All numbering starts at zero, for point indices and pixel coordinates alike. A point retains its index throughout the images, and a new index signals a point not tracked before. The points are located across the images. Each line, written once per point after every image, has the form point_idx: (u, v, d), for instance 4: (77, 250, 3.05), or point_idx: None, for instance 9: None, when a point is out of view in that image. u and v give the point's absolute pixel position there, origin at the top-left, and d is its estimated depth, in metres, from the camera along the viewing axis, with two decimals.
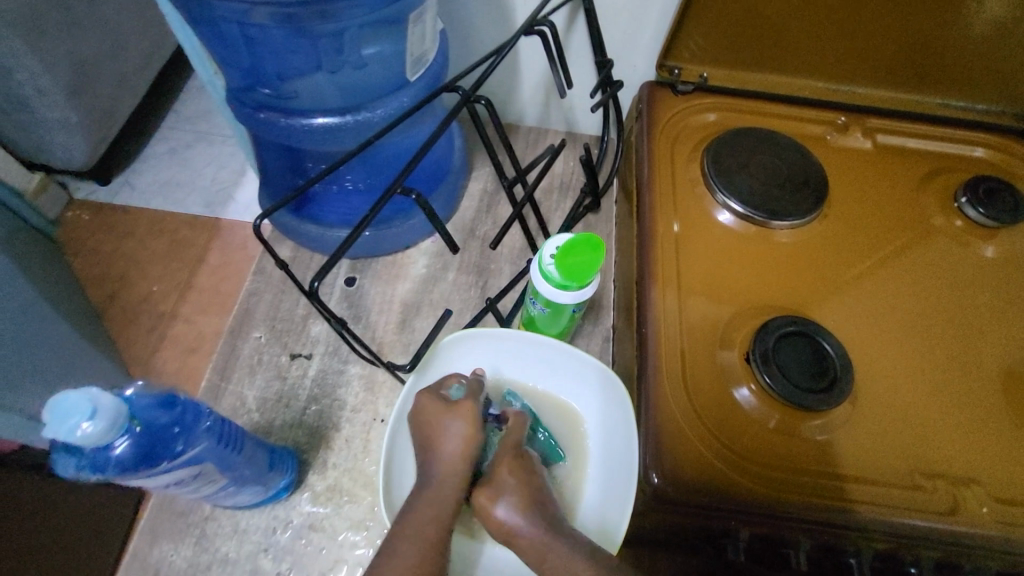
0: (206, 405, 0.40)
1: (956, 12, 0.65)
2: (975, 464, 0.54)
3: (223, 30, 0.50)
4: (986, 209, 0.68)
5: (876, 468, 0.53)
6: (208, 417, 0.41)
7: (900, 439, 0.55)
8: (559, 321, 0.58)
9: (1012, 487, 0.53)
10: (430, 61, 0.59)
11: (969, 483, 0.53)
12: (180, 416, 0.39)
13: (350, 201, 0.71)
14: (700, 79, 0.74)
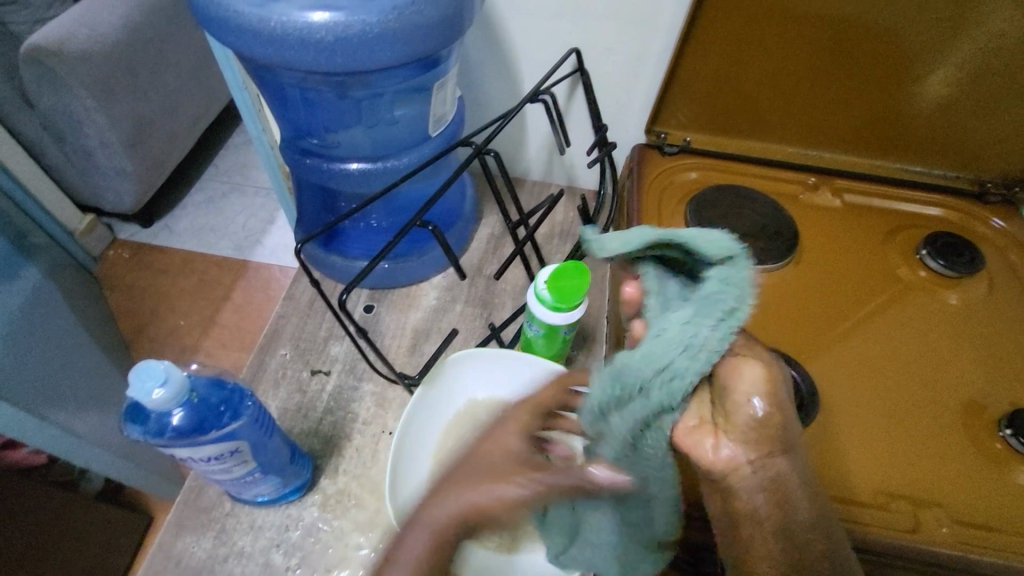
0: (249, 390, 0.48)
1: (902, 93, 0.76)
2: (939, 488, 0.58)
3: (284, 91, 0.62)
4: (946, 260, 0.74)
5: (847, 487, 0.58)
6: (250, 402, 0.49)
7: (870, 462, 0.60)
8: (553, 346, 0.64)
9: (974, 511, 0.57)
10: (450, 119, 0.70)
11: (933, 506, 0.57)
12: (226, 395, 0.47)
13: (373, 236, 0.81)
14: (683, 142, 0.85)
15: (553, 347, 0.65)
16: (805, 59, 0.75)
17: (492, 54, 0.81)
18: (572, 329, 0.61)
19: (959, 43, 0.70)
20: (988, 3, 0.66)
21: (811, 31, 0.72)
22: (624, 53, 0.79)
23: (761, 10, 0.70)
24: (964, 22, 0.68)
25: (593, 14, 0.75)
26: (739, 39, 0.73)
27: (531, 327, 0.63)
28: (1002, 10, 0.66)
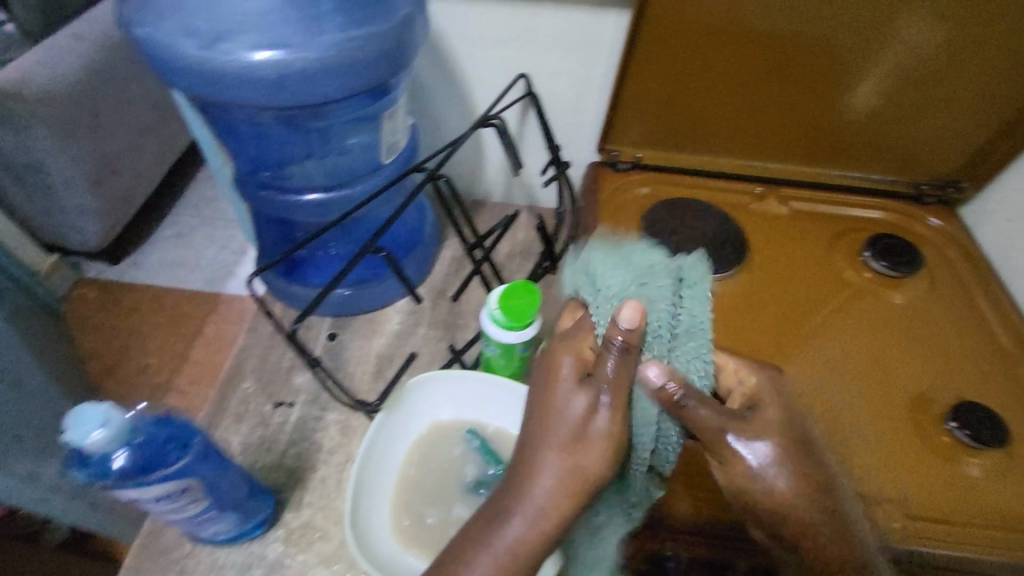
0: (197, 425, 0.48)
1: (835, 102, 0.80)
2: (894, 483, 0.59)
3: (234, 126, 0.63)
4: (887, 261, 0.78)
5: None
6: (198, 438, 0.48)
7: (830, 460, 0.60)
8: (513, 364, 0.65)
9: (928, 504, 0.58)
10: (404, 148, 0.71)
11: (888, 501, 0.58)
12: (174, 433, 0.46)
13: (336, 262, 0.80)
14: (635, 158, 0.88)
15: (512, 366, 0.66)
16: (742, 76, 0.78)
17: (446, 82, 0.84)
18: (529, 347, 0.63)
19: (880, 55, 0.74)
20: (900, 19, 0.71)
21: (744, 50, 0.75)
22: (571, 77, 0.82)
23: (696, 32, 0.74)
24: (882, 37, 0.72)
25: (538, 41, 0.78)
26: (677, 58, 0.77)
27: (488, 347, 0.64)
28: (914, 24, 0.71)
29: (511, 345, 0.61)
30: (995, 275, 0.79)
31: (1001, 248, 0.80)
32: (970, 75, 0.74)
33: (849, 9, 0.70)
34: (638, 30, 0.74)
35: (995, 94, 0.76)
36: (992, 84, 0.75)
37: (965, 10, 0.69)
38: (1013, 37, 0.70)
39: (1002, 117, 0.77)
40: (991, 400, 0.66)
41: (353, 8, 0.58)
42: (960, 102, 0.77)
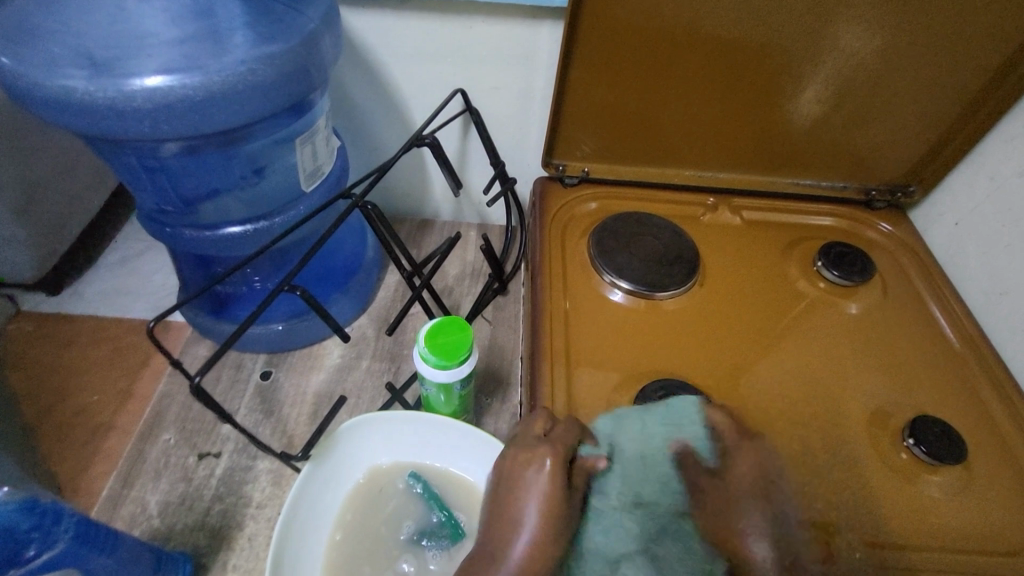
0: (66, 507, 0.45)
1: (779, 111, 0.78)
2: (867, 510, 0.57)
3: (127, 164, 0.56)
4: (839, 270, 0.76)
5: None
6: (71, 519, 0.46)
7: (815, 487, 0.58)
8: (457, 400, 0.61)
9: (905, 528, 0.56)
10: (328, 171, 0.66)
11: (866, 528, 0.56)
12: (38, 519, 0.43)
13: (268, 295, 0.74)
14: (582, 173, 0.85)
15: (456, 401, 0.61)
16: (684, 87, 0.76)
17: (380, 97, 0.79)
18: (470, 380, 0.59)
19: (821, 62, 0.73)
20: (837, 25, 0.69)
21: (683, 60, 0.73)
22: (511, 90, 0.79)
23: (633, 44, 0.71)
24: (822, 44, 0.71)
25: (473, 55, 0.75)
26: (617, 69, 0.74)
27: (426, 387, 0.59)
28: (851, 30, 0.70)
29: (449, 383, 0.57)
30: (946, 280, 0.78)
31: (950, 252, 0.80)
32: (910, 80, 0.74)
33: (786, 17, 0.69)
34: (574, 42, 0.71)
35: (937, 98, 0.75)
36: (933, 89, 0.74)
37: (901, 15, 0.68)
38: (949, 42, 0.69)
39: (943, 122, 0.77)
40: (947, 413, 0.65)
41: (254, 27, 0.53)
42: (902, 107, 0.77)
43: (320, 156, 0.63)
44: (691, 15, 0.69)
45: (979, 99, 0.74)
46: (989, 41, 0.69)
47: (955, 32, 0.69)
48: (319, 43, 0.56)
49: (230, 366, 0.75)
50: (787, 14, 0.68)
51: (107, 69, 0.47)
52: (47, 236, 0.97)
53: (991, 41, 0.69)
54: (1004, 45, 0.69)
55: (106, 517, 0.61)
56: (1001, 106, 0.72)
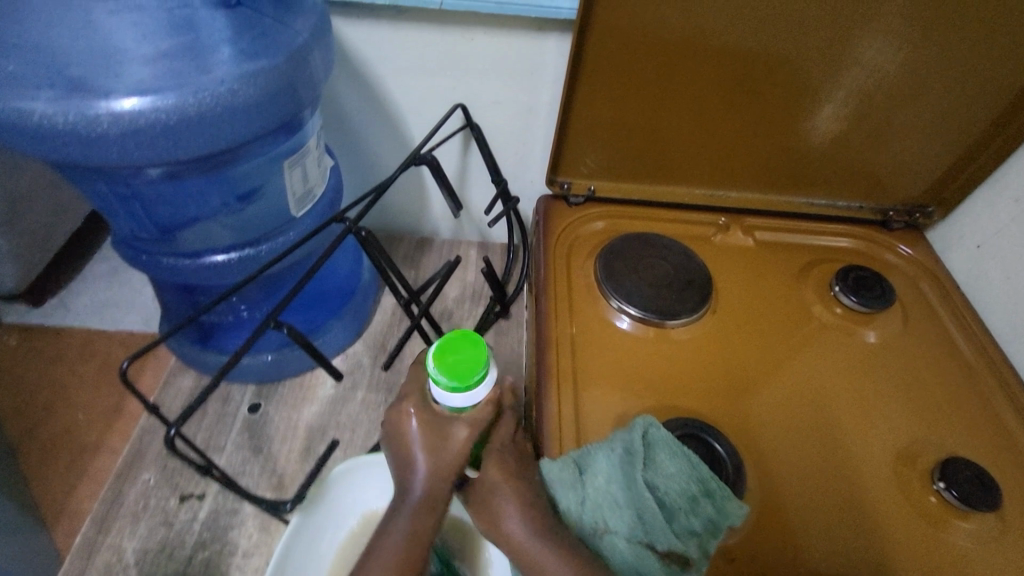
0: None
1: (794, 129, 0.74)
2: (896, 561, 0.54)
3: (100, 189, 0.52)
4: (858, 296, 0.72)
5: (833, 566, 0.53)
6: None
7: (842, 534, 0.55)
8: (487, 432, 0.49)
9: None
10: (320, 193, 0.62)
11: None
12: None
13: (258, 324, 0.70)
14: (588, 191, 0.81)
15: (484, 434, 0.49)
16: (696, 103, 0.72)
17: (377, 112, 0.75)
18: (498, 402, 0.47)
19: (839, 78, 0.69)
20: (859, 39, 0.66)
21: (695, 75, 0.70)
22: (514, 106, 0.75)
23: (643, 58, 0.68)
24: (841, 60, 0.68)
25: (474, 69, 0.71)
26: (625, 85, 0.70)
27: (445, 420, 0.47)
28: (873, 46, 0.66)
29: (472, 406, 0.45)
30: (967, 306, 0.75)
31: (972, 276, 0.76)
32: (933, 97, 0.70)
33: (803, 31, 0.65)
34: (581, 56, 0.67)
35: (961, 116, 0.71)
36: (956, 106, 0.71)
37: (926, 30, 0.64)
38: (975, 58, 0.66)
39: (965, 141, 0.74)
40: (974, 451, 0.62)
41: (238, 42, 0.49)
42: (923, 126, 0.73)
43: (311, 178, 0.59)
44: (704, 28, 0.65)
45: (1004, 117, 0.70)
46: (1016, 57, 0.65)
47: (981, 47, 0.65)
48: (308, 58, 0.52)
49: (216, 399, 0.70)
50: (805, 28, 0.65)
51: (74, 90, 0.43)
52: (35, 248, 0.90)
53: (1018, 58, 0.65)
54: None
55: (79, 568, 0.57)
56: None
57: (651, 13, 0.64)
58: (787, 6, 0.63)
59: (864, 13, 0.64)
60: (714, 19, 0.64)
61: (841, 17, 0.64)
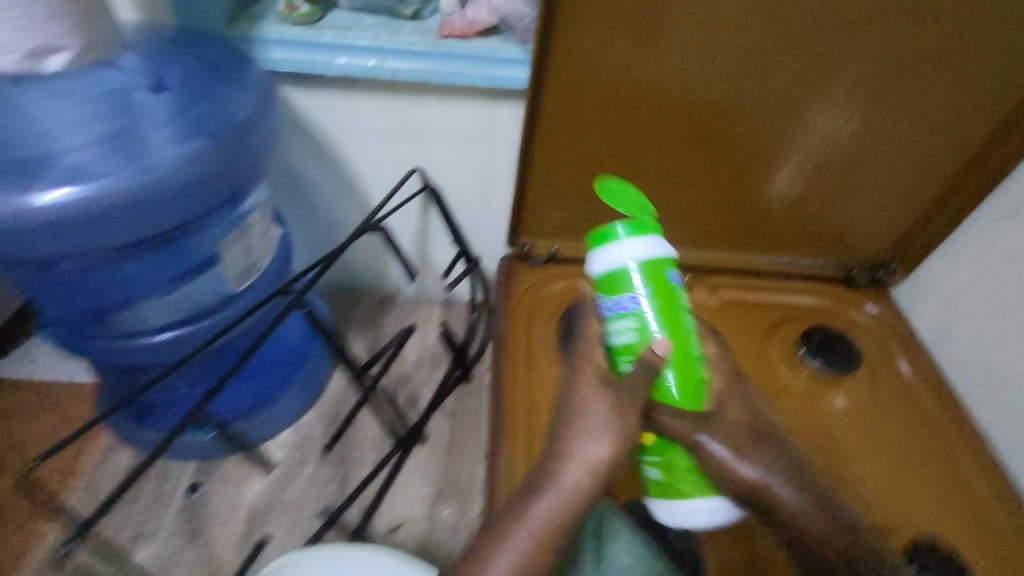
0: None
1: (752, 190, 0.74)
2: None
3: (26, 277, 0.49)
4: (825, 358, 0.72)
5: None
6: None
7: None
8: (675, 333, 0.47)
9: None
10: (265, 266, 0.60)
11: None
12: None
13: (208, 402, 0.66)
14: (550, 252, 0.80)
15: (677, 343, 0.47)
16: (653, 165, 0.72)
17: (333, 176, 0.74)
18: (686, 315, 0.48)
19: (794, 146, 0.70)
20: (810, 110, 0.67)
21: (651, 142, 0.70)
22: (470, 169, 0.74)
23: (598, 126, 0.68)
24: (795, 127, 0.68)
25: (431, 136, 0.70)
26: (582, 149, 0.70)
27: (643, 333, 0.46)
28: (826, 114, 0.67)
29: (670, 292, 0.47)
30: (933, 368, 0.73)
31: (936, 334, 0.75)
32: (886, 163, 0.71)
33: (754, 102, 0.66)
34: (533, 125, 0.67)
35: (912, 187, 0.72)
36: (911, 173, 0.71)
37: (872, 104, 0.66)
38: (924, 127, 0.67)
39: (920, 205, 0.74)
40: (945, 527, 0.59)
41: (175, 123, 0.48)
42: (880, 189, 0.73)
43: (254, 252, 0.57)
44: (658, 99, 0.66)
45: (958, 179, 0.70)
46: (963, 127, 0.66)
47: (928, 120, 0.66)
48: (251, 134, 0.52)
49: (152, 478, 0.66)
50: (756, 100, 0.66)
51: None
52: None
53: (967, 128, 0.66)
54: (979, 128, 0.66)
55: None
56: (978, 190, 0.69)
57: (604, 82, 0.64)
58: (738, 79, 0.64)
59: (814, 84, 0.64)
60: (666, 91, 0.65)
61: (792, 89, 0.65)
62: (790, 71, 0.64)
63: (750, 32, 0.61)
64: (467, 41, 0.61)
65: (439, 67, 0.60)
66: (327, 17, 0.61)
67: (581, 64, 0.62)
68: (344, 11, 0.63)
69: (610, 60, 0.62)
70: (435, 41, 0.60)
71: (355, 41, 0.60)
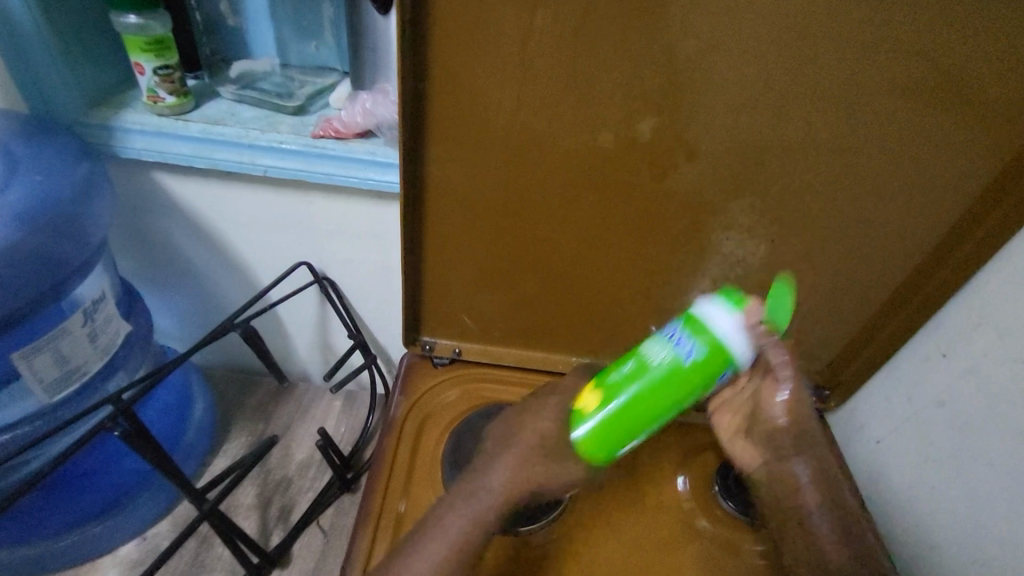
0: None
1: (662, 307, 0.62)
2: None
3: None
4: (737, 503, 0.54)
5: None
6: None
7: None
8: (650, 413, 0.40)
9: None
10: (98, 369, 0.55)
11: None
12: None
13: (38, 511, 0.60)
14: (453, 353, 0.67)
15: (630, 420, 0.40)
16: (534, 275, 0.60)
17: (220, 260, 0.68)
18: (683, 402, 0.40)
19: (709, 252, 0.56)
20: (716, 214, 0.53)
21: (543, 237, 0.56)
22: (365, 265, 0.68)
23: (477, 213, 0.55)
24: (695, 249, 0.56)
25: (320, 228, 0.65)
26: (449, 253, 0.59)
27: (658, 384, 0.40)
28: (740, 209, 0.52)
29: (699, 381, 0.39)
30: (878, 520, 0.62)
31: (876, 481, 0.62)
32: (816, 273, 0.56)
33: (655, 197, 0.52)
34: (419, 210, 0.55)
35: (930, 256, 0.51)
36: (897, 231, 0.50)
37: (814, 189, 0.49)
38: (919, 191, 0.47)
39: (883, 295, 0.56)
40: None
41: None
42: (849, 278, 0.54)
43: (74, 357, 0.51)
44: (545, 187, 0.53)
45: (931, 261, 0.52)
46: (920, 222, 0.50)
47: (873, 209, 0.50)
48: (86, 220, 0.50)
49: None
50: (658, 195, 0.52)
51: None
52: None
53: (922, 218, 0.50)
54: (941, 227, 0.50)
55: None
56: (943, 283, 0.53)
57: (457, 180, 0.53)
58: (632, 166, 0.50)
59: (729, 184, 0.50)
60: (556, 178, 0.52)
61: (699, 184, 0.51)
62: (704, 141, 0.48)
63: (638, 116, 0.47)
64: (343, 143, 0.57)
65: (313, 167, 0.57)
66: (201, 108, 0.58)
67: (455, 145, 0.50)
68: (225, 102, 0.60)
69: (483, 143, 0.50)
70: (309, 140, 0.57)
71: (221, 135, 0.56)
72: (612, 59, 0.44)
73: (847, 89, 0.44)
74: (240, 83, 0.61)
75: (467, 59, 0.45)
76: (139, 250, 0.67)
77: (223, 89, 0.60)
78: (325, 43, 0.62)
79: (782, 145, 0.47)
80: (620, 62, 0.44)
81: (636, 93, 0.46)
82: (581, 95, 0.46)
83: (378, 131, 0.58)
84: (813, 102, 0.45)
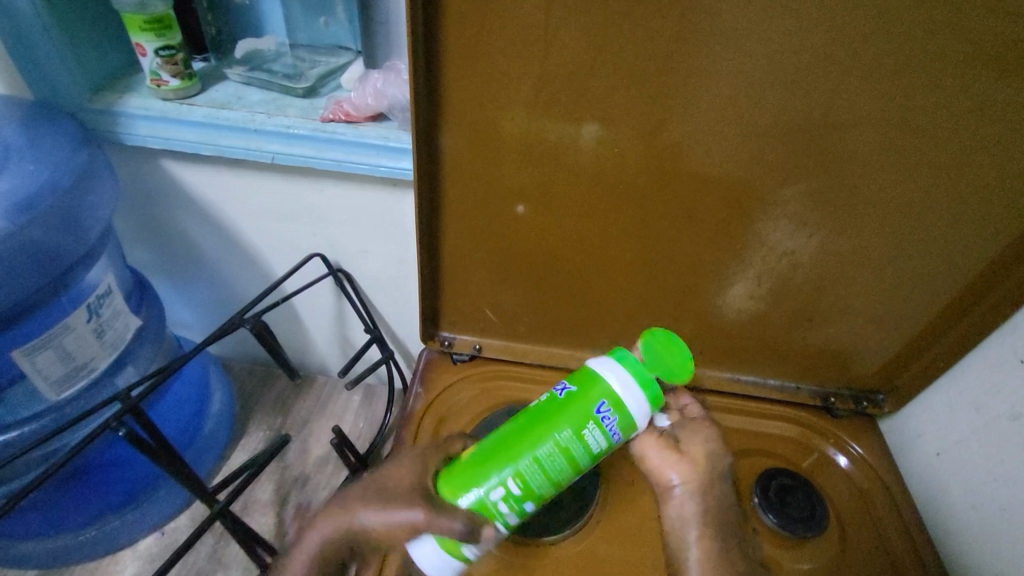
0: None
1: (699, 301, 0.56)
2: None
3: None
4: (779, 517, 0.51)
5: None
6: None
7: None
8: (512, 457, 0.37)
9: None
10: (105, 365, 0.53)
11: None
12: None
13: (55, 509, 0.59)
14: (472, 350, 0.63)
15: (489, 457, 0.38)
16: (558, 268, 0.56)
17: (233, 250, 0.66)
18: (537, 473, 0.37)
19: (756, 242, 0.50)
20: (763, 203, 0.47)
21: (566, 230, 0.52)
22: (381, 255, 0.65)
23: (499, 205, 0.51)
24: (738, 239, 0.50)
25: (332, 218, 0.61)
26: (464, 245, 0.55)
27: (520, 417, 0.39)
28: (791, 196, 0.46)
29: (554, 431, 0.37)
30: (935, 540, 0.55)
31: (931, 491, 0.55)
32: (876, 267, 0.49)
33: (694, 184, 0.47)
34: (434, 201, 0.51)
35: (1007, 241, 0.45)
36: (969, 214, 0.43)
37: (881, 173, 0.43)
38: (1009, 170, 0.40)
39: (949, 292, 0.49)
40: None
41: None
42: (910, 261, 0.48)
43: (79, 354, 0.49)
44: (567, 177, 0.48)
45: (1010, 255, 0.45)
46: (1002, 214, 0.43)
47: (949, 198, 0.43)
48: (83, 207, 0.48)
49: None
50: (698, 187, 0.46)
51: None
52: None
53: (1013, 204, 0.42)
54: None
55: None
56: None
57: (474, 166, 0.48)
58: (671, 147, 0.44)
59: (779, 169, 0.44)
60: (585, 170, 0.47)
61: (747, 172, 0.44)
62: (752, 122, 0.42)
63: (676, 96, 0.42)
64: (354, 127, 0.53)
65: (322, 153, 0.53)
66: (207, 92, 0.55)
67: (472, 130, 0.46)
68: (232, 85, 0.57)
69: (501, 128, 0.45)
70: (318, 124, 0.53)
71: (227, 121, 0.53)
72: (645, 31, 0.39)
73: (934, 53, 0.36)
74: (248, 64, 0.58)
75: (478, 32, 0.40)
76: (152, 240, 0.66)
77: (230, 72, 0.57)
78: (335, 20, 0.58)
79: (848, 125, 0.41)
80: (652, 36, 0.39)
81: (674, 70, 0.40)
82: (608, 76, 0.41)
83: (390, 115, 0.53)
84: (886, 69, 0.37)
